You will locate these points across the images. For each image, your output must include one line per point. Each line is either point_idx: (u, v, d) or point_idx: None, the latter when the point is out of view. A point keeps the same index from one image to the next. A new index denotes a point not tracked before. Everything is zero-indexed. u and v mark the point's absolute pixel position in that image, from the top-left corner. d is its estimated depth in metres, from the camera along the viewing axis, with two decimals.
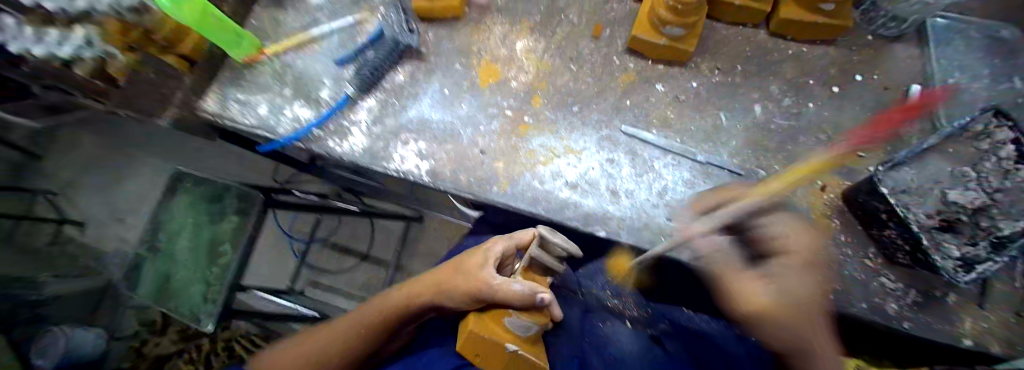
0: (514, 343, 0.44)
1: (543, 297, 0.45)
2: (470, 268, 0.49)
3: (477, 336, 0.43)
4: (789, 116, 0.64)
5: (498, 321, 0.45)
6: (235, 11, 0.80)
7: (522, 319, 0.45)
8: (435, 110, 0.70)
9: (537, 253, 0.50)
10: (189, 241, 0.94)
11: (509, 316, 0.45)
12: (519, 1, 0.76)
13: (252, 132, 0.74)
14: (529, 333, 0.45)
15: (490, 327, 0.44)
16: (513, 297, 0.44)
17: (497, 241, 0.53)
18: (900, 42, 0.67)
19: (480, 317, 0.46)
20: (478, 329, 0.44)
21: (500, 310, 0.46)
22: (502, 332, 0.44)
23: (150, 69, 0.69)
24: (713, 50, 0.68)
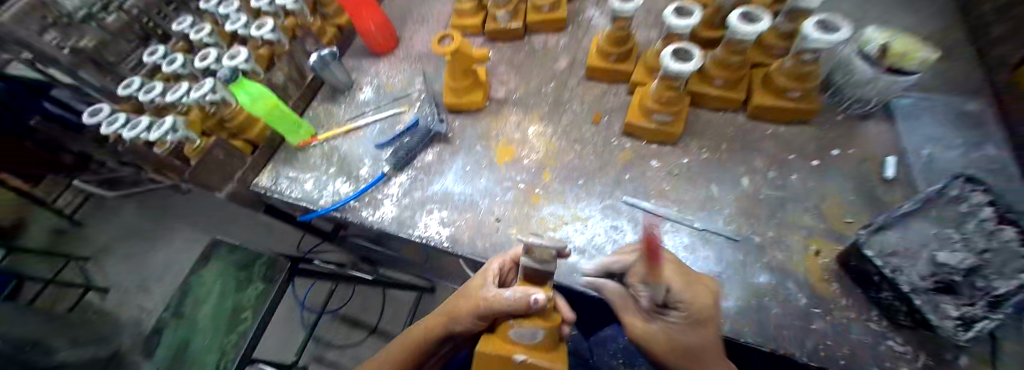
0: (522, 352, 0.40)
1: (536, 297, 0.44)
2: (473, 291, 0.53)
3: (482, 357, 0.40)
4: (776, 186, 0.70)
5: (505, 338, 0.43)
6: (296, 105, 0.98)
7: (526, 328, 0.42)
8: (458, 184, 0.79)
9: (525, 258, 0.47)
10: (212, 307, 0.97)
11: (513, 327, 0.43)
12: (531, 96, 0.90)
13: (297, 203, 0.85)
14: (537, 340, 0.41)
15: (498, 345, 0.42)
16: (508, 304, 0.45)
17: (495, 260, 0.59)
18: (870, 120, 0.75)
19: (488, 339, 0.43)
20: (483, 350, 0.41)
21: (504, 324, 0.44)
22: (509, 346, 0.41)
23: (220, 152, 0.84)
24: (699, 132, 0.78)
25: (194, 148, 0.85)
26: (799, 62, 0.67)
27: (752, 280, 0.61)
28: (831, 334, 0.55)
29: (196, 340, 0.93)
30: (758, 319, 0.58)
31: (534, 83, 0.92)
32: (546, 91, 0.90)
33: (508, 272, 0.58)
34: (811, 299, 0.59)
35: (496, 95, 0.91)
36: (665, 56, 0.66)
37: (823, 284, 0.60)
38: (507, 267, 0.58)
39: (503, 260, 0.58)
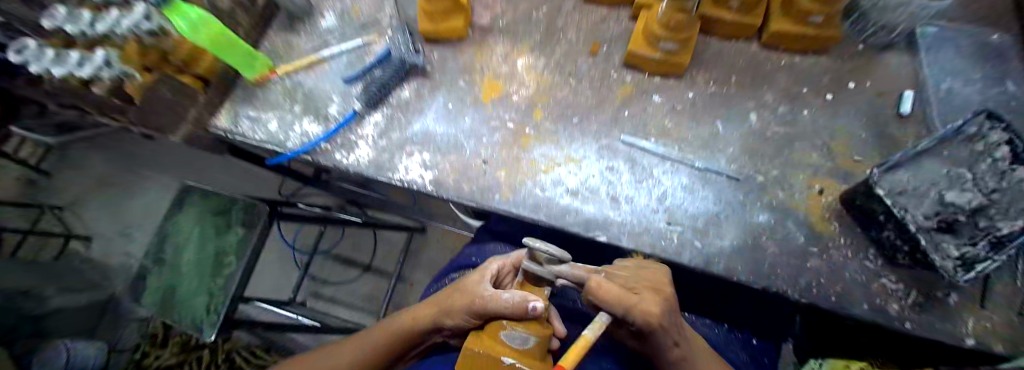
0: (511, 354, 0.38)
1: (535, 304, 0.42)
2: (468, 286, 0.50)
3: (470, 350, 0.39)
4: (785, 123, 0.65)
5: (497, 339, 0.41)
6: (249, 35, 0.85)
7: (518, 332, 0.41)
8: (440, 123, 0.72)
9: (528, 264, 0.46)
10: (193, 253, 0.93)
11: (505, 329, 0.41)
12: (520, 22, 0.80)
13: (262, 146, 0.77)
14: (528, 346, 0.39)
15: (488, 343, 0.40)
16: (505, 306, 0.43)
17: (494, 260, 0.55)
18: (890, 51, 0.69)
19: (478, 337, 0.42)
20: (471, 345, 0.39)
21: (495, 323, 0.42)
22: (499, 347, 0.39)
23: (166, 87, 0.72)
24: (708, 63, 0.70)
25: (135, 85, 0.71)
26: None
27: (752, 220, 0.60)
28: (825, 273, 0.56)
29: (181, 285, 0.92)
30: (754, 257, 0.57)
31: (523, 6, 0.81)
32: (537, 17, 0.79)
33: (507, 275, 0.55)
34: (809, 238, 0.58)
35: (479, 21, 0.80)
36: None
37: (822, 224, 0.59)
38: (508, 271, 0.55)
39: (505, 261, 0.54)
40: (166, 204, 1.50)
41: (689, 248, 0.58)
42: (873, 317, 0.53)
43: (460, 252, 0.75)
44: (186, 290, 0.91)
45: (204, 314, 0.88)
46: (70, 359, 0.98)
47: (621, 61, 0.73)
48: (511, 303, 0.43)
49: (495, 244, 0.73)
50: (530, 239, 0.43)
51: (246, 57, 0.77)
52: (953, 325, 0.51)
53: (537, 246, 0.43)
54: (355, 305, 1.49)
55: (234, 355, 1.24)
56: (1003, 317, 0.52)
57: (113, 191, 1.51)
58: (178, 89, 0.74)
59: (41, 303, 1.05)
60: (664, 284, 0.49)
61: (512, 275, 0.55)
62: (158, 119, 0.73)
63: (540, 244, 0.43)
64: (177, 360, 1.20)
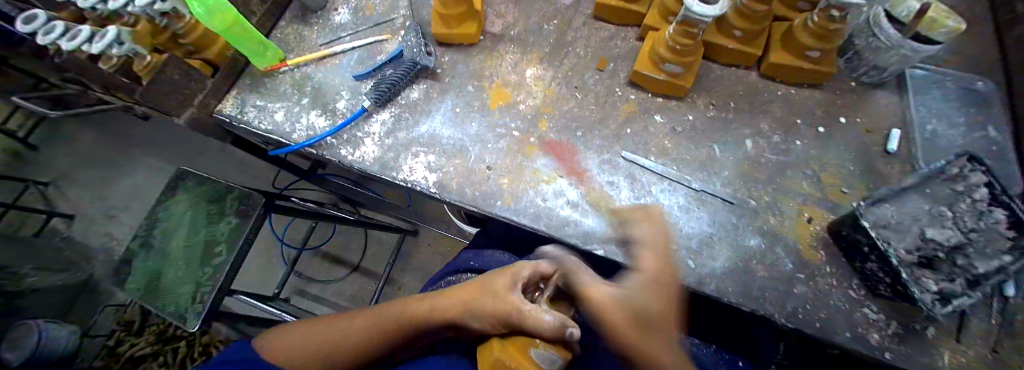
0: None
1: (572, 332, 0.43)
2: (498, 291, 0.49)
3: (500, 362, 0.44)
4: (778, 152, 0.68)
5: (526, 354, 0.44)
6: (261, 23, 0.86)
7: (547, 352, 0.44)
8: (447, 127, 0.73)
9: None
10: (183, 239, 0.92)
11: (536, 347, 0.44)
12: (530, 33, 0.82)
13: (267, 136, 0.78)
14: (553, 367, 0.43)
15: (517, 358, 0.43)
16: (544, 328, 0.44)
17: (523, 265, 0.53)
18: (882, 89, 0.72)
19: (503, 343, 0.46)
20: (502, 356, 0.44)
21: (526, 339, 0.45)
22: (527, 364, 0.43)
23: (175, 71, 0.73)
24: (709, 88, 0.73)
25: (144, 65, 0.74)
26: (827, 17, 0.61)
27: (743, 243, 0.62)
28: (811, 299, 0.58)
29: (166, 272, 0.91)
30: (743, 279, 0.59)
31: (534, 18, 0.83)
32: (548, 29, 0.82)
33: (533, 284, 0.53)
34: (796, 264, 0.60)
35: (491, 29, 0.82)
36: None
37: (810, 251, 0.61)
38: (536, 281, 0.53)
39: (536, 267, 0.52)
40: (158, 188, 1.51)
41: (682, 266, 0.60)
42: (854, 344, 0.55)
43: (457, 256, 0.76)
44: (172, 277, 0.90)
45: (190, 302, 0.86)
46: (42, 340, 0.94)
47: (627, 79, 0.75)
48: (552, 325, 0.44)
49: (492, 250, 0.73)
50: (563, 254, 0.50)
51: (259, 47, 0.78)
52: (929, 356, 0.54)
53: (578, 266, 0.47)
54: (340, 305, 1.48)
55: (212, 349, 1.21)
56: (976, 350, 0.55)
57: (106, 171, 1.52)
58: (185, 73, 0.75)
59: (17, 282, 1.10)
60: (660, 283, 0.45)
61: (536, 285, 0.54)
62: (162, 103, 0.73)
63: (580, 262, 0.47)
64: (154, 349, 1.19)
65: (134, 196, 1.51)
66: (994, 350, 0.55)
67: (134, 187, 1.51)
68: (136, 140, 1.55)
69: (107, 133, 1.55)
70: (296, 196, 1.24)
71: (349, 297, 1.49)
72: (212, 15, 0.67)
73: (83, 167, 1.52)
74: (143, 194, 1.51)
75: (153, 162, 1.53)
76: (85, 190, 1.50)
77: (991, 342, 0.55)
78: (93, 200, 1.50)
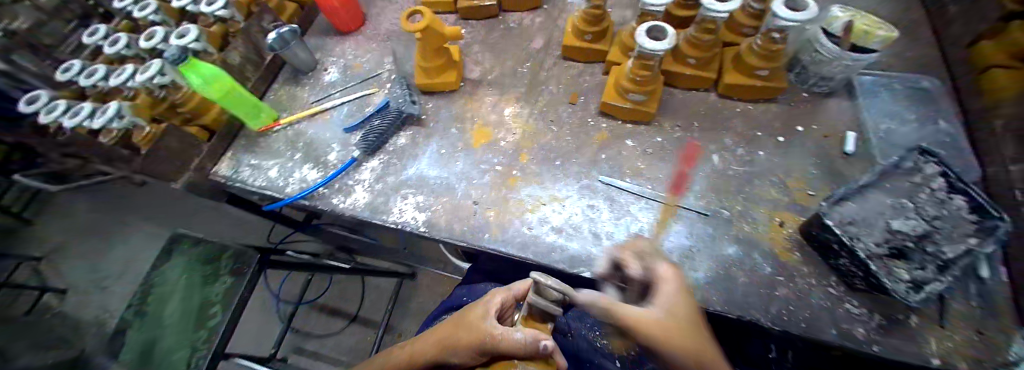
0: None
1: (546, 345, 0.44)
2: (472, 321, 0.50)
3: None
4: (743, 163, 0.72)
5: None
6: (256, 87, 0.94)
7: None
8: (433, 167, 0.77)
9: (535, 299, 0.46)
10: (180, 302, 0.88)
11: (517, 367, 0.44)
12: (507, 76, 0.88)
13: (260, 191, 0.82)
14: None
15: None
16: (517, 347, 0.45)
17: (496, 293, 0.54)
18: (833, 96, 0.78)
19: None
20: None
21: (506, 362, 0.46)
22: None
23: (174, 139, 0.80)
24: (673, 111, 0.79)
25: (143, 135, 0.79)
26: (769, 39, 0.68)
27: (722, 252, 0.64)
28: (793, 300, 0.60)
29: (160, 341, 0.85)
30: (727, 288, 0.61)
31: (509, 63, 0.90)
32: (522, 72, 0.89)
33: (510, 307, 0.54)
34: (774, 267, 0.63)
35: (470, 76, 0.89)
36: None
37: (786, 254, 0.64)
38: (511, 304, 0.55)
39: (510, 292, 0.53)
40: (151, 252, 1.52)
41: None
42: (843, 341, 0.56)
43: (452, 293, 0.77)
44: (167, 344, 0.86)
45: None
46: None
47: (598, 110, 0.81)
48: (526, 342, 0.45)
49: (486, 284, 0.75)
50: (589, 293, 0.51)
51: (253, 109, 0.85)
52: (916, 344, 0.55)
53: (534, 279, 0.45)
54: (339, 360, 1.43)
55: None
56: (964, 335, 0.56)
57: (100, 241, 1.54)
58: (184, 139, 0.82)
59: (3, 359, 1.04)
60: (694, 300, 0.48)
61: (514, 307, 0.55)
62: (158, 168, 0.78)
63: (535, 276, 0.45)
64: None
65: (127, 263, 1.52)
66: (983, 334, 0.56)
67: (128, 254, 1.52)
68: (136, 209, 1.60)
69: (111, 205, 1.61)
70: (290, 250, 1.26)
71: (347, 351, 1.45)
72: (209, 82, 0.74)
73: (84, 239, 1.54)
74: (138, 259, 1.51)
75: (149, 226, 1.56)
76: (80, 262, 1.50)
77: (978, 326, 0.56)
78: (87, 270, 1.49)
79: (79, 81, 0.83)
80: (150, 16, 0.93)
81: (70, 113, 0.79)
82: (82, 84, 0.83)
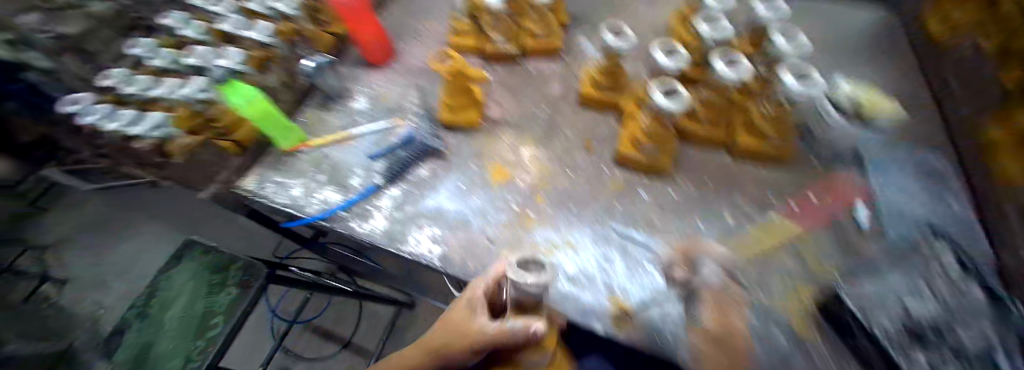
0: None
1: (536, 328, 0.48)
2: (464, 317, 0.54)
3: None
4: (756, 226, 0.74)
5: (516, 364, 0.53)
6: (289, 109, 0.99)
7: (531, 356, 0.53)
8: (451, 200, 0.80)
9: (513, 277, 0.49)
10: (182, 308, 0.93)
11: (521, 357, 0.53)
12: (527, 119, 0.92)
13: (282, 209, 0.84)
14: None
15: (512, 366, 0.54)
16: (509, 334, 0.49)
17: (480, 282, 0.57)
18: (843, 166, 0.80)
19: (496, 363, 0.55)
20: None
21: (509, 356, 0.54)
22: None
23: (208, 152, 0.85)
24: (687, 167, 0.81)
25: (181, 145, 0.83)
26: (779, 106, 0.71)
27: None
28: None
29: (156, 344, 0.89)
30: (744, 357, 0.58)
31: (529, 106, 0.94)
32: (541, 115, 0.92)
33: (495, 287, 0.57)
34: (791, 338, 0.60)
35: (491, 115, 0.93)
36: (604, 34, 0.78)
37: (804, 327, 0.61)
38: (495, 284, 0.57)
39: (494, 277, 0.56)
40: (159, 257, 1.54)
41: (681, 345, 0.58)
42: None
43: None
44: (162, 349, 0.88)
45: None
46: None
47: (612, 159, 0.83)
48: (513, 329, 0.49)
49: None
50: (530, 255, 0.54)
51: (283, 130, 0.88)
52: None
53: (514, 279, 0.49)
54: None
55: None
56: None
57: None
58: (215, 153, 0.86)
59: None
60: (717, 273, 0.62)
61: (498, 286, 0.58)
62: (194, 177, 0.87)
63: (520, 278, 0.48)
64: None
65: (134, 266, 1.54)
66: None
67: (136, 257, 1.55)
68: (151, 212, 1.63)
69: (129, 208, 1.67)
70: (292, 267, 1.27)
71: None
72: (249, 105, 0.79)
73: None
74: None
75: (161, 230, 1.59)
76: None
77: None
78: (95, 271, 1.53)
79: (118, 89, 0.84)
80: (187, 30, 0.93)
81: (111, 119, 0.80)
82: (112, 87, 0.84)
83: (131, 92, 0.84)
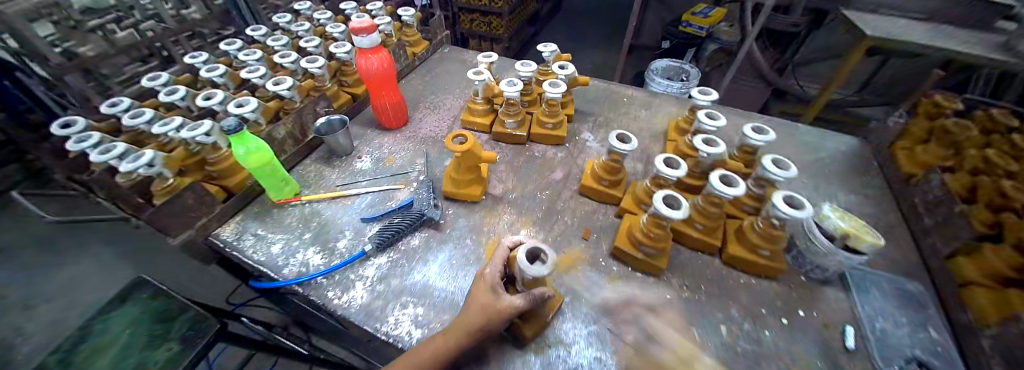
0: None
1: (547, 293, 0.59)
2: (481, 295, 0.60)
3: None
4: (751, 339, 0.72)
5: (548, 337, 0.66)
6: (288, 160, 0.98)
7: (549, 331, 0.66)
8: (441, 277, 0.77)
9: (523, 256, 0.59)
10: (112, 358, 0.82)
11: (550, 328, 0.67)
12: (527, 198, 0.94)
13: (256, 267, 0.79)
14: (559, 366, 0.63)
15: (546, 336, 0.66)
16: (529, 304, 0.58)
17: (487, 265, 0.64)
18: (827, 285, 0.82)
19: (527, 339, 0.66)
20: None
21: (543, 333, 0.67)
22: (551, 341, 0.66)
23: (191, 196, 0.79)
24: (681, 268, 0.82)
25: (163, 187, 0.80)
26: (769, 223, 0.76)
27: None
28: None
29: None
30: None
31: (530, 186, 0.96)
32: (541, 198, 0.94)
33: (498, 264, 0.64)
34: None
35: (493, 191, 0.94)
36: (612, 138, 0.84)
37: None
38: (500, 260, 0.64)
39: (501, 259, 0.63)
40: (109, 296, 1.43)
41: None
42: None
43: None
44: None
45: None
46: None
47: (609, 251, 0.83)
48: (529, 300, 0.59)
49: None
50: (535, 243, 0.62)
51: (279, 182, 0.88)
52: None
53: (528, 271, 0.58)
54: None
55: None
56: None
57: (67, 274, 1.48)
58: (200, 198, 0.81)
59: None
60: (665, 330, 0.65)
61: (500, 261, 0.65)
62: (169, 224, 0.76)
63: (537, 271, 0.57)
64: None
65: (79, 302, 1.43)
66: None
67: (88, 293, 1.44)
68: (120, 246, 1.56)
69: (101, 238, 1.62)
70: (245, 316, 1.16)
71: None
72: (251, 155, 0.78)
73: (57, 270, 1.51)
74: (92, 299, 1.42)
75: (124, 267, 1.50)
76: (40, 294, 1.45)
77: None
78: (42, 304, 1.43)
79: (124, 119, 0.85)
80: (216, 77, 1.01)
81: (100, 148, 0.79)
82: (127, 124, 0.85)
83: (134, 124, 0.86)
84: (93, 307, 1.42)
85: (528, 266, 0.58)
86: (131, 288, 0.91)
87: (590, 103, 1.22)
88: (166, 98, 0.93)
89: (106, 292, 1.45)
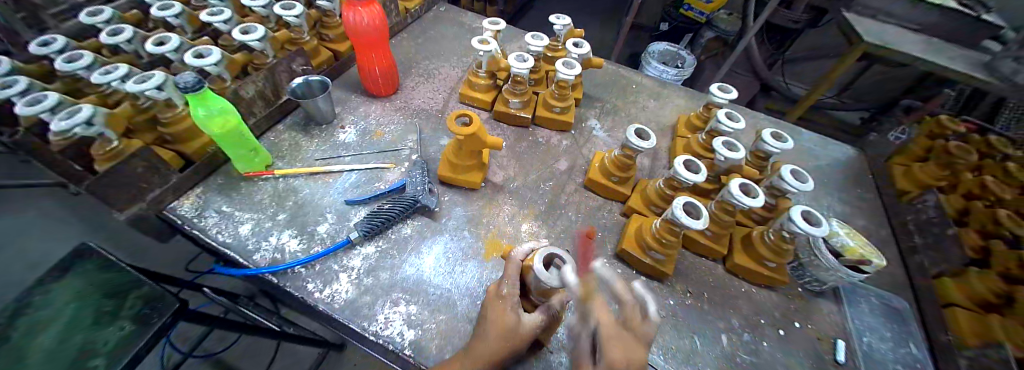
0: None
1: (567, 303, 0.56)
2: (498, 311, 0.54)
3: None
4: (749, 350, 0.71)
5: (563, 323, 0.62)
6: (258, 125, 0.85)
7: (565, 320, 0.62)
8: (436, 273, 0.70)
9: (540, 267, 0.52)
10: (51, 338, 0.64)
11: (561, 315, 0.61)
12: (530, 188, 0.87)
13: (221, 250, 0.69)
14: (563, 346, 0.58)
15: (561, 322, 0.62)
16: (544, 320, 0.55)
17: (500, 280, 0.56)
18: (822, 297, 0.82)
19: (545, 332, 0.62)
20: None
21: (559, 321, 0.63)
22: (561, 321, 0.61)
23: (140, 164, 0.66)
24: (684, 274, 0.79)
25: (105, 151, 0.64)
26: (780, 237, 0.74)
27: None
28: None
29: None
30: None
31: (532, 175, 0.90)
32: (544, 189, 0.87)
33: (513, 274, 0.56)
34: None
35: (493, 178, 0.87)
36: (629, 133, 0.78)
37: None
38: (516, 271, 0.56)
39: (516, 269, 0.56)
40: (49, 258, 1.28)
41: None
42: None
43: None
44: None
45: None
46: None
47: (614, 252, 0.79)
48: (549, 316, 0.56)
49: None
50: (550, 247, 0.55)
51: (249, 152, 0.76)
52: None
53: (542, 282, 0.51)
54: None
55: None
56: None
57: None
58: (151, 165, 0.68)
59: None
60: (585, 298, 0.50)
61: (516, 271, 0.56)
62: (110, 195, 0.64)
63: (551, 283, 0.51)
64: None
65: (13, 262, 1.27)
66: None
67: (23, 254, 1.28)
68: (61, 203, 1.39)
69: (38, 192, 1.43)
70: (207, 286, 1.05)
71: None
72: (215, 120, 0.66)
73: None
74: (28, 260, 1.27)
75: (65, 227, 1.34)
76: None
77: None
78: None
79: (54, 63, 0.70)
80: (169, 17, 0.85)
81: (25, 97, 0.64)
82: (62, 69, 0.70)
83: (68, 70, 0.70)
84: (30, 269, 1.27)
85: (543, 274, 0.51)
86: (73, 258, 0.72)
87: (599, 88, 1.15)
88: (108, 39, 0.78)
89: (45, 254, 1.30)
